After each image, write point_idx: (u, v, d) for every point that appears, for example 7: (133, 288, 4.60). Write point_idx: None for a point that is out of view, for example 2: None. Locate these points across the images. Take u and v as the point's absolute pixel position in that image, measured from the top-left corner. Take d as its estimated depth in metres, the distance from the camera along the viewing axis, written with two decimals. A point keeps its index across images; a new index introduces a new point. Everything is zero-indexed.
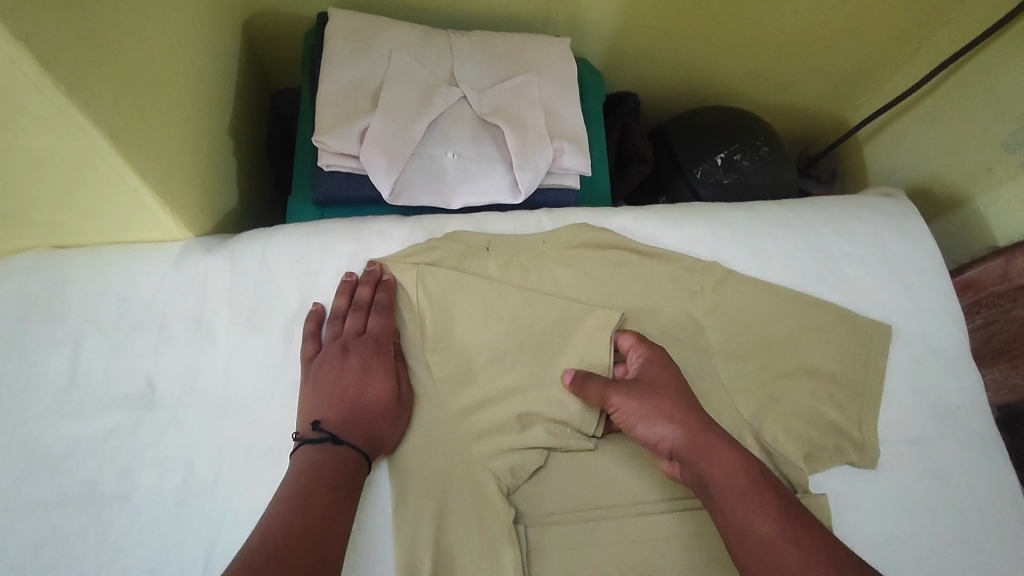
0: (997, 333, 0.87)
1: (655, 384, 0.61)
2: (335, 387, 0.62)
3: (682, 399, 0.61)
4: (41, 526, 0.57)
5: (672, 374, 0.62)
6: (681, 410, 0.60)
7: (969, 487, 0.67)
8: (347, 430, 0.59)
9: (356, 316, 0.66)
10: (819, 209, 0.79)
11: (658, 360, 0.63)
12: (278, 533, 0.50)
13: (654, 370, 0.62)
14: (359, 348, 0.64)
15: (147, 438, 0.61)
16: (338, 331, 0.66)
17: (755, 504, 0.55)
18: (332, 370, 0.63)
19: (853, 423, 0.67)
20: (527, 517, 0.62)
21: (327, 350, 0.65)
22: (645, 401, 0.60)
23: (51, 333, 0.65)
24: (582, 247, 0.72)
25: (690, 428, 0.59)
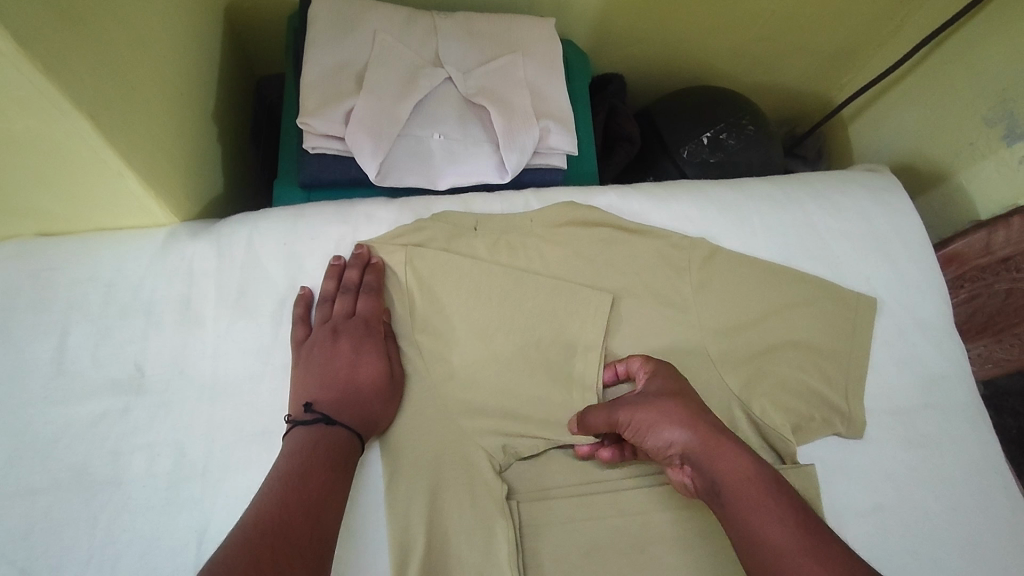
0: (981, 309, 0.90)
1: (666, 393, 0.59)
2: (327, 368, 0.62)
3: (696, 404, 0.59)
4: (31, 512, 0.57)
5: (682, 381, 0.61)
6: (695, 414, 0.57)
7: (952, 455, 0.68)
8: (339, 412, 0.59)
9: (344, 298, 0.65)
10: (804, 185, 0.79)
11: (668, 369, 0.62)
12: (273, 507, 0.50)
13: (665, 376, 0.61)
14: (349, 330, 0.64)
15: (137, 423, 0.61)
16: (327, 314, 0.65)
17: (769, 507, 0.52)
18: (323, 353, 0.63)
19: (840, 394, 0.68)
20: (519, 494, 0.62)
21: (317, 334, 0.64)
22: (656, 410, 0.58)
23: (36, 320, 0.64)
24: (570, 226, 0.72)
25: (703, 428, 0.57)
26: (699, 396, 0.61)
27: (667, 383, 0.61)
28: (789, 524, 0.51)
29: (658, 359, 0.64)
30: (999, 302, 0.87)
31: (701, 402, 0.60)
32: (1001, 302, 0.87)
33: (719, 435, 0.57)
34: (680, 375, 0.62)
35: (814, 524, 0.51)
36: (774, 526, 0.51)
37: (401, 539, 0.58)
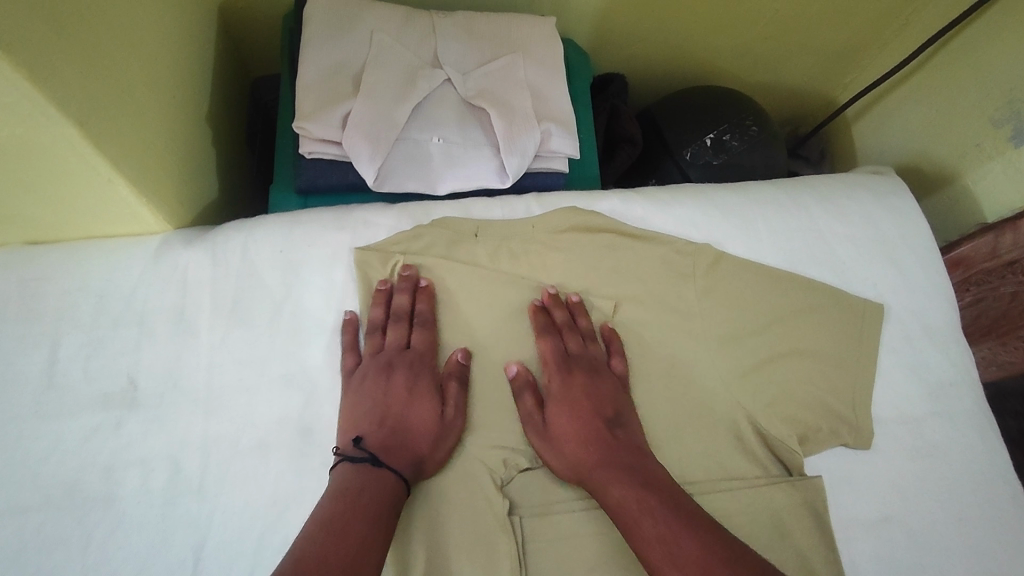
0: (986, 311, 0.89)
1: (554, 400, 0.62)
2: (378, 405, 0.61)
3: (573, 420, 0.61)
4: (23, 530, 0.56)
5: (565, 389, 0.63)
6: (564, 434, 0.61)
7: (960, 464, 0.67)
8: (390, 453, 0.58)
9: (398, 328, 0.65)
10: (810, 189, 0.78)
11: (554, 376, 0.64)
12: (311, 562, 0.48)
13: (548, 391, 0.63)
14: (402, 365, 0.63)
15: (131, 438, 0.60)
16: (378, 344, 0.64)
17: (631, 518, 0.55)
18: (376, 387, 0.62)
19: (847, 403, 0.67)
20: (521, 508, 0.61)
21: (368, 364, 0.63)
22: (536, 423, 0.61)
23: (26, 332, 0.62)
24: (572, 231, 0.70)
25: (581, 438, 0.60)
26: (589, 395, 0.63)
27: (558, 386, 0.63)
28: (648, 534, 0.53)
29: (552, 351, 0.65)
30: (1003, 305, 0.86)
31: (586, 409, 0.62)
32: (1006, 305, 0.86)
33: (591, 449, 0.60)
34: (571, 374, 0.64)
35: (676, 527, 0.53)
36: (636, 533, 0.54)
37: (402, 556, 0.57)
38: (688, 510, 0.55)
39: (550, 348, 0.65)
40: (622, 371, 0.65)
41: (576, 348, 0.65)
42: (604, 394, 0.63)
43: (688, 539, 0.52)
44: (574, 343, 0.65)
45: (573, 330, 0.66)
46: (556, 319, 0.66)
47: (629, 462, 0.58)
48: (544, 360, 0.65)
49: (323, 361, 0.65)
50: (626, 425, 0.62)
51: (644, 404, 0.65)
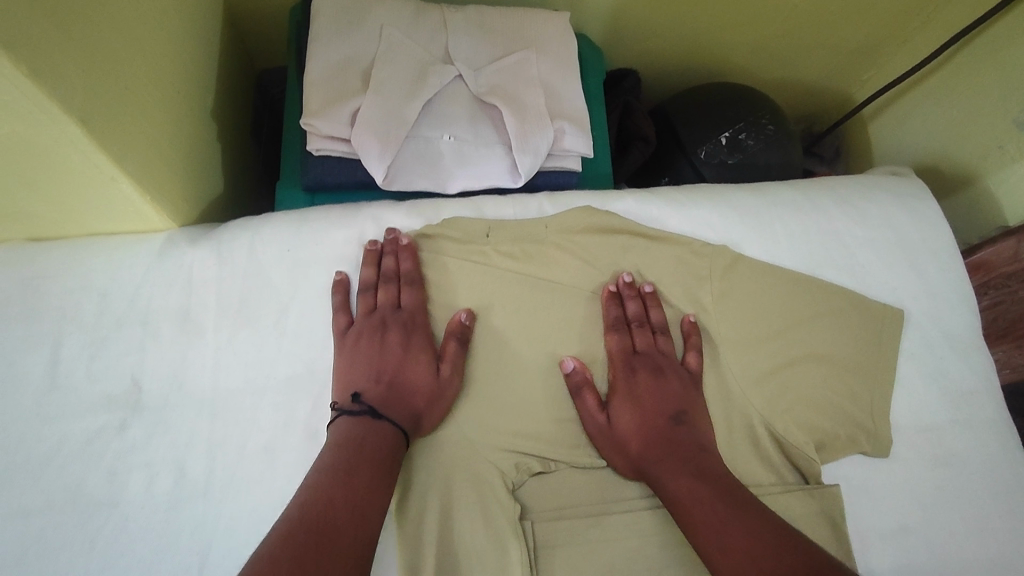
0: (1004, 313, 0.86)
1: (622, 398, 0.62)
2: (372, 361, 0.61)
3: (636, 416, 0.62)
4: (25, 534, 0.55)
5: (633, 384, 0.63)
6: (627, 429, 0.61)
7: (981, 474, 0.66)
8: (389, 407, 0.58)
9: (388, 288, 0.64)
10: (829, 190, 0.76)
11: (623, 371, 0.64)
12: (317, 503, 0.49)
13: (614, 387, 0.63)
14: (393, 322, 0.63)
15: (134, 440, 0.59)
16: (371, 304, 0.64)
17: (684, 506, 0.55)
18: (370, 343, 0.62)
19: (865, 410, 0.65)
20: (533, 513, 0.60)
21: (362, 324, 0.63)
22: (602, 422, 0.61)
23: (29, 331, 0.61)
24: (585, 232, 0.69)
25: (647, 436, 0.60)
26: (656, 390, 0.62)
27: (625, 385, 0.63)
28: (697, 520, 0.54)
29: (620, 346, 0.65)
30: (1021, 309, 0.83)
31: (652, 404, 0.62)
32: None
33: (651, 443, 0.60)
34: (637, 369, 0.64)
35: (722, 511, 0.53)
36: (687, 519, 0.54)
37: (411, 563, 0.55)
38: (751, 505, 0.54)
39: (618, 343, 0.65)
40: (696, 368, 0.64)
41: (644, 344, 0.65)
42: (670, 389, 0.63)
43: (732, 524, 0.52)
44: (641, 338, 0.65)
45: (641, 326, 0.66)
46: (627, 314, 0.66)
47: (690, 457, 0.58)
48: (612, 356, 0.65)
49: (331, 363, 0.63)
50: (692, 422, 0.61)
51: None
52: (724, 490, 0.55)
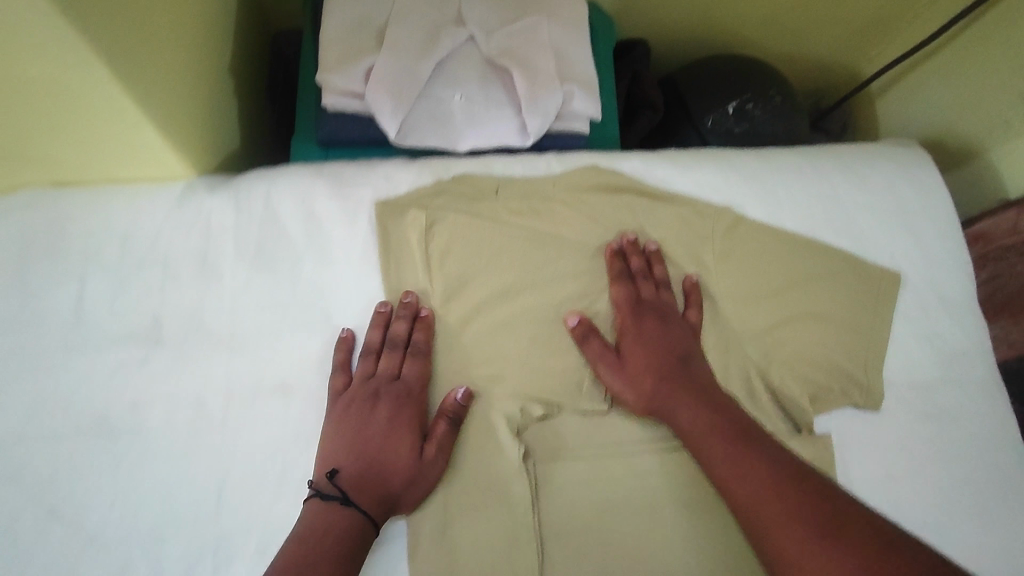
0: (1002, 287, 0.83)
1: (630, 345, 0.64)
2: (359, 436, 0.59)
3: (645, 357, 0.63)
4: (55, 456, 0.59)
5: (640, 332, 0.65)
6: (637, 369, 0.63)
7: (969, 430, 0.68)
8: (360, 491, 0.57)
9: (390, 357, 0.63)
10: (832, 157, 0.78)
11: (630, 318, 0.66)
12: None
13: (621, 334, 0.65)
14: (387, 395, 0.61)
15: (156, 374, 0.61)
16: (370, 369, 0.63)
17: (700, 442, 0.58)
18: (359, 415, 0.60)
19: (858, 367, 0.68)
20: (536, 454, 0.63)
21: (357, 389, 0.62)
22: (611, 365, 0.63)
23: (55, 269, 0.64)
24: (592, 191, 0.71)
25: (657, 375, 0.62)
26: (663, 337, 0.64)
27: (631, 331, 0.65)
28: (716, 458, 0.56)
29: (625, 295, 0.66)
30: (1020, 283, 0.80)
31: (659, 347, 0.64)
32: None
33: (660, 382, 0.62)
34: (642, 317, 0.66)
35: (740, 451, 0.56)
36: (706, 459, 0.57)
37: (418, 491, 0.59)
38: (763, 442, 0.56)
39: (623, 294, 0.67)
40: (695, 321, 0.67)
41: (649, 293, 0.67)
42: (676, 336, 0.64)
43: (753, 460, 0.55)
44: (647, 289, 0.67)
45: (646, 279, 0.67)
46: (631, 266, 0.68)
47: (700, 395, 0.60)
48: (618, 304, 0.67)
49: (347, 310, 0.65)
50: (699, 365, 0.63)
51: None
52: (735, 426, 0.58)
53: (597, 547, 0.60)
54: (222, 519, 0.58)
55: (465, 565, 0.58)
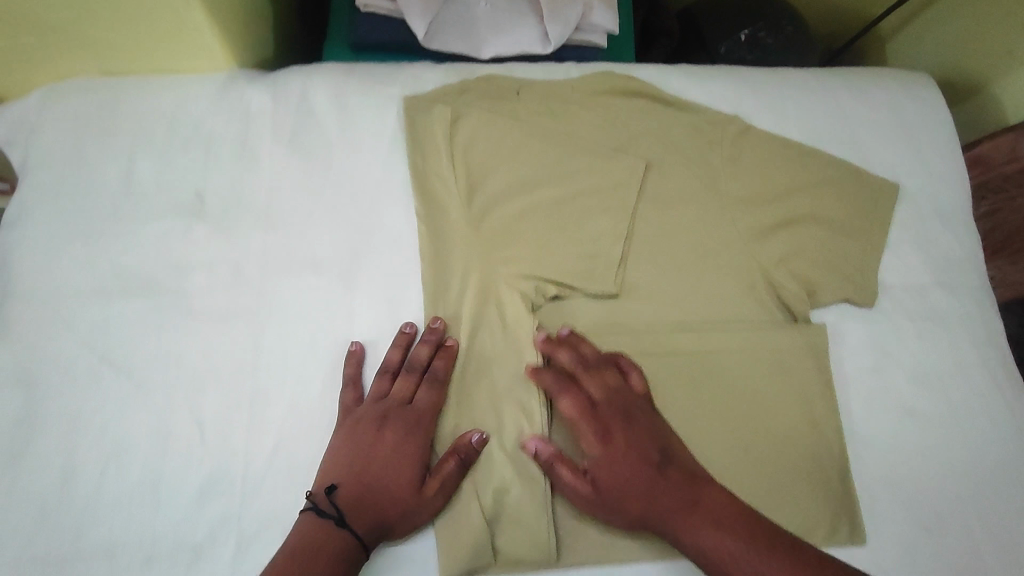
0: (1001, 224, 0.86)
1: (599, 463, 0.60)
2: (364, 455, 0.59)
3: (619, 470, 0.59)
4: (106, 310, 0.63)
5: (604, 440, 0.61)
6: (617, 493, 0.59)
7: (957, 330, 0.72)
8: (357, 512, 0.57)
9: (407, 380, 0.63)
10: (840, 76, 0.81)
11: (589, 433, 0.61)
12: None
13: (589, 453, 0.61)
14: (398, 418, 0.61)
15: (199, 242, 0.66)
16: (384, 390, 0.63)
17: (713, 562, 0.55)
18: (368, 434, 0.60)
19: (854, 266, 0.71)
20: (549, 330, 0.67)
21: (367, 408, 0.62)
22: (586, 485, 0.60)
23: (106, 146, 0.69)
24: (609, 95, 0.75)
25: (638, 490, 0.59)
26: (628, 441, 0.61)
27: (597, 450, 0.61)
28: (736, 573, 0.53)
29: (579, 406, 0.62)
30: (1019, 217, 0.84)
31: (628, 454, 0.60)
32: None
33: (643, 496, 0.58)
34: (601, 423, 0.61)
35: (761, 556, 0.53)
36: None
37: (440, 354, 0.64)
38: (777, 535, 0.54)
39: (575, 406, 0.62)
40: (641, 386, 0.64)
41: (599, 392, 0.62)
42: (641, 434, 0.61)
43: (773, 560, 0.52)
44: (596, 391, 0.62)
45: (590, 373, 0.63)
46: (564, 366, 0.64)
47: (691, 504, 0.57)
48: (570, 415, 0.62)
49: (375, 195, 0.70)
50: (676, 461, 0.60)
51: (663, 255, 0.70)
52: (744, 524, 0.55)
53: None
54: (258, 374, 0.63)
55: (481, 422, 0.63)
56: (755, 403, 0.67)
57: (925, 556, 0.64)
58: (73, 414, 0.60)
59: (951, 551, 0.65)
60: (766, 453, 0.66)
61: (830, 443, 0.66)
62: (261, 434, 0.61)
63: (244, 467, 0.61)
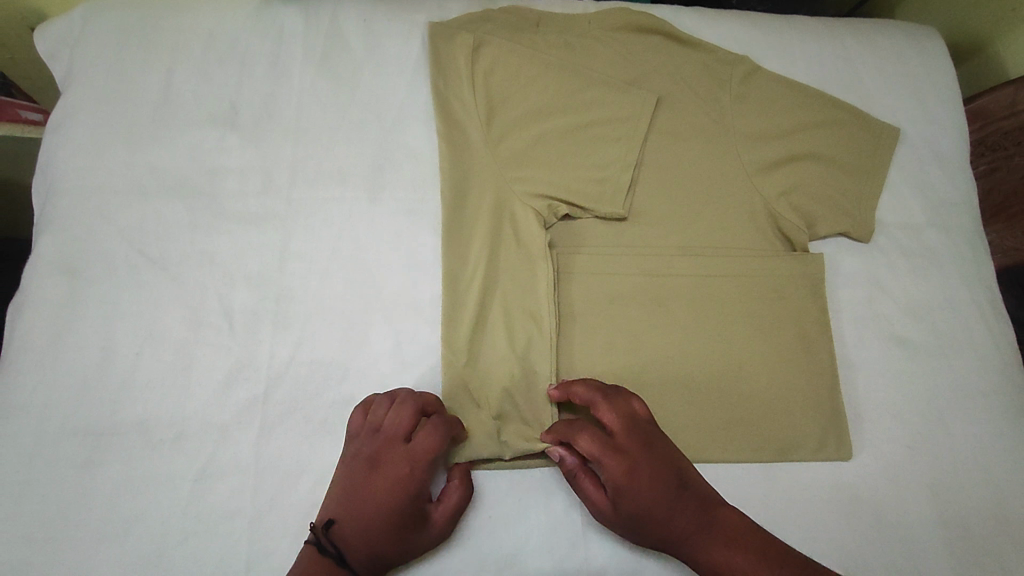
0: (998, 185, 0.89)
1: (624, 491, 0.57)
2: (362, 492, 0.57)
3: (641, 497, 0.57)
4: (144, 209, 0.68)
5: (627, 471, 0.58)
6: (641, 519, 0.57)
7: (948, 269, 0.75)
8: (354, 550, 0.55)
9: (403, 414, 0.60)
10: (848, 25, 0.84)
11: (612, 467, 0.58)
12: None
13: (612, 483, 0.58)
14: (395, 453, 0.58)
15: (232, 151, 0.70)
16: (379, 421, 0.60)
17: None
18: (364, 469, 0.58)
19: (852, 202, 0.75)
20: (558, 248, 0.71)
21: (364, 440, 0.60)
22: (613, 511, 0.58)
23: (147, 56, 0.72)
24: (624, 31, 0.77)
25: (663, 513, 0.57)
26: (647, 468, 0.58)
27: (619, 479, 0.58)
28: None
29: (597, 443, 0.59)
30: (1014, 176, 0.87)
31: (650, 480, 0.58)
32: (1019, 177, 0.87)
33: (662, 520, 0.57)
34: (621, 454, 0.58)
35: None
36: None
37: (455, 265, 0.68)
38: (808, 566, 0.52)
39: (593, 443, 0.59)
40: (646, 413, 0.62)
41: (613, 424, 0.60)
42: (660, 463, 0.58)
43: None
44: (612, 420, 0.60)
45: (605, 401, 0.61)
46: (580, 399, 0.62)
47: (714, 527, 0.56)
48: (587, 450, 0.59)
49: (399, 115, 0.73)
50: (695, 482, 0.59)
51: (670, 186, 0.73)
52: (772, 549, 0.53)
53: (607, 329, 0.69)
54: (285, 276, 0.67)
55: (494, 327, 0.67)
56: (752, 323, 0.70)
57: (911, 473, 0.68)
58: (112, 303, 0.65)
59: (938, 470, 0.68)
60: (761, 369, 0.69)
61: (822, 363, 0.70)
62: (285, 329, 0.65)
63: (269, 359, 0.64)
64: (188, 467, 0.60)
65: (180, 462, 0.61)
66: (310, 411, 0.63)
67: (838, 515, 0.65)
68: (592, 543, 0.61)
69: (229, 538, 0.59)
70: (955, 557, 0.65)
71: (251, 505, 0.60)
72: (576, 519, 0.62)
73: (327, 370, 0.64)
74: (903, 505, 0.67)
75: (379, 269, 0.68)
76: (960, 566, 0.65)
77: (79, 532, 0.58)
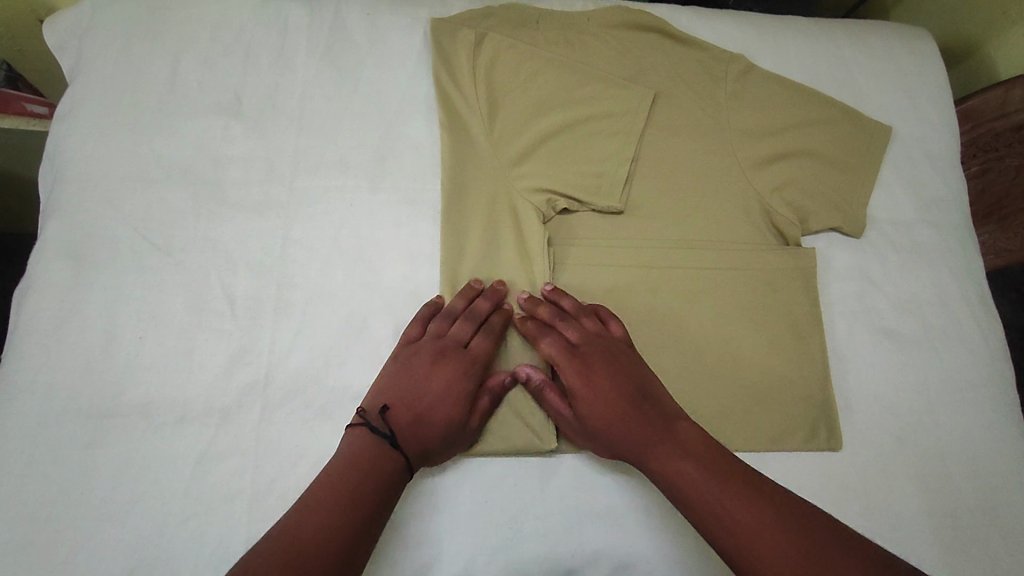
0: (991, 186, 0.91)
1: (578, 392, 0.62)
2: (421, 385, 0.62)
3: (594, 395, 0.62)
4: (149, 196, 0.69)
5: (580, 372, 0.63)
6: (595, 420, 0.61)
7: (938, 264, 0.77)
8: (410, 437, 0.59)
9: (465, 325, 0.65)
10: (842, 25, 0.86)
11: (569, 373, 0.63)
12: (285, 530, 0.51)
13: (568, 384, 0.63)
14: (457, 356, 0.64)
15: (236, 139, 0.72)
16: (443, 330, 0.65)
17: (688, 493, 0.55)
18: (425, 366, 0.63)
19: (845, 199, 0.76)
20: (556, 240, 0.72)
21: (425, 343, 0.64)
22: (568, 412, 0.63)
23: (154, 46, 0.74)
24: (623, 28, 0.79)
25: (613, 416, 0.60)
26: (601, 374, 0.62)
27: (575, 382, 0.62)
28: (689, 497, 0.54)
29: (559, 347, 0.64)
30: (1007, 178, 0.89)
31: (604, 384, 0.62)
32: (1012, 178, 0.89)
33: (616, 422, 0.60)
34: (580, 358, 0.63)
35: (716, 490, 0.53)
36: (710, 514, 0.53)
37: (454, 255, 0.69)
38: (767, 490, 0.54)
39: (556, 347, 0.64)
40: (619, 334, 0.66)
41: (576, 336, 0.65)
42: (620, 370, 0.63)
43: (730, 498, 0.53)
44: (576, 330, 0.65)
45: (574, 315, 0.66)
46: (542, 318, 0.66)
47: (668, 434, 0.58)
48: (548, 355, 0.65)
49: (401, 107, 0.75)
50: (653, 397, 0.62)
51: (666, 180, 0.75)
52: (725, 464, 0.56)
53: None
54: (287, 262, 0.68)
55: None
56: (745, 316, 0.72)
57: (900, 463, 0.69)
58: (116, 286, 0.66)
59: (927, 459, 0.69)
60: (754, 360, 0.70)
61: (813, 356, 0.71)
62: (287, 315, 0.66)
63: (271, 344, 0.65)
64: (189, 449, 0.61)
65: (180, 444, 0.62)
66: (311, 395, 0.64)
67: (829, 503, 0.66)
68: (587, 528, 0.62)
69: (229, 517, 0.60)
70: (943, 546, 0.66)
71: (253, 487, 0.61)
72: (569, 504, 0.63)
73: (329, 355, 0.66)
74: (893, 493, 0.68)
75: (380, 257, 0.69)
76: (947, 554, 0.66)
77: (82, 511, 0.59)
